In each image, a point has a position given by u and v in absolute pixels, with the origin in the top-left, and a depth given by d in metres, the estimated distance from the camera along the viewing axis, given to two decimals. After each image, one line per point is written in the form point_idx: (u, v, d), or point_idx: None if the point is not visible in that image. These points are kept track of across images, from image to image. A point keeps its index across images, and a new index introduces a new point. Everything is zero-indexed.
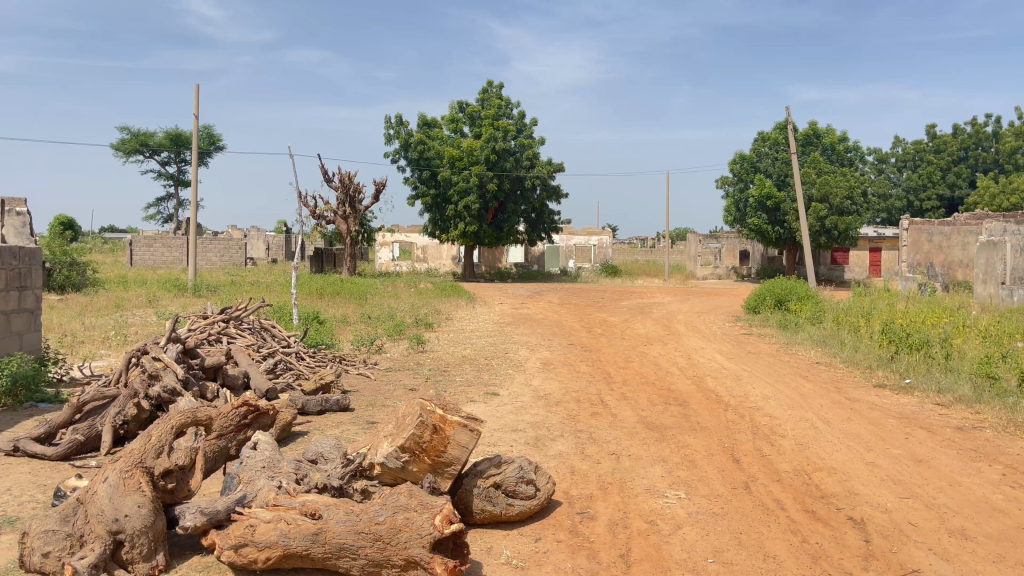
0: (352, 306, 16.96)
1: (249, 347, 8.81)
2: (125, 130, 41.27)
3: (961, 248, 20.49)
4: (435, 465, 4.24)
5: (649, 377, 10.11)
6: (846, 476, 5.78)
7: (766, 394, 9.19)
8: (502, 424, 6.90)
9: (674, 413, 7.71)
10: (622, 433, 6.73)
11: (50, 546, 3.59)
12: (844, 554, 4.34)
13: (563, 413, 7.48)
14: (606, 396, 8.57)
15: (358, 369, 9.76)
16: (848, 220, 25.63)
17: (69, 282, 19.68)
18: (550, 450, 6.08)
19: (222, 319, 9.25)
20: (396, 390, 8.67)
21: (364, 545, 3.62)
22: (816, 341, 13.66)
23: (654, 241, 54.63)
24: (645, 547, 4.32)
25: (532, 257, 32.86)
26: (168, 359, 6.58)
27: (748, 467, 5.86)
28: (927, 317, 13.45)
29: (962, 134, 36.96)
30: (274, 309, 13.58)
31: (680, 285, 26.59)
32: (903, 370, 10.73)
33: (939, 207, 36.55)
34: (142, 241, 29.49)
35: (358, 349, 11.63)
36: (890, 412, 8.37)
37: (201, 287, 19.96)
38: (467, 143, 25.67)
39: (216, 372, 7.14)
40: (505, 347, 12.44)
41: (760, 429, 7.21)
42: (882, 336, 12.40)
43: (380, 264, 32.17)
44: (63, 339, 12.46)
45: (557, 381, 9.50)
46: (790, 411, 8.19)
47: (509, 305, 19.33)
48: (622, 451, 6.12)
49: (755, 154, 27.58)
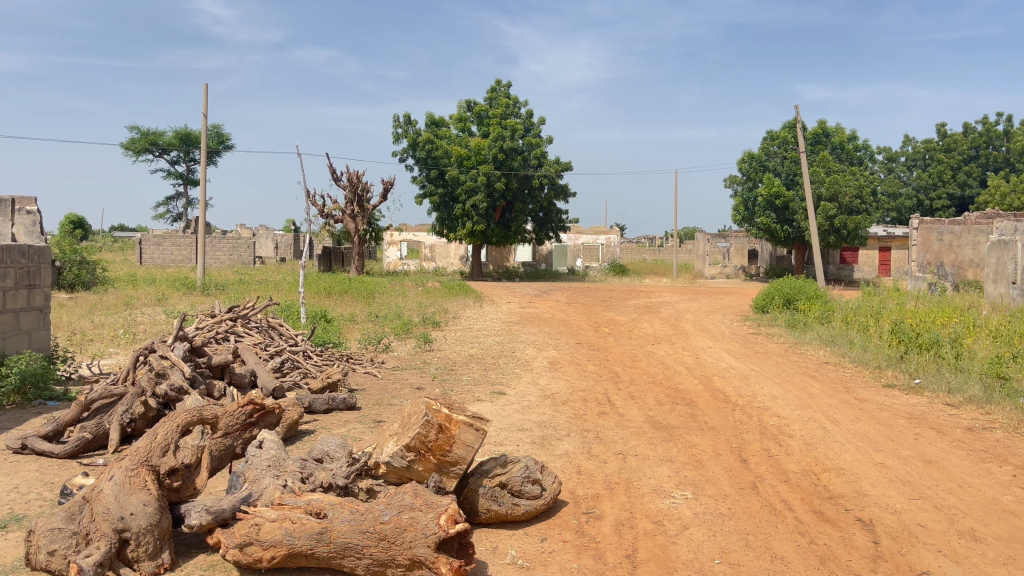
0: (359, 305, 16.95)
1: (256, 346, 8.81)
2: (135, 129, 41.43)
3: (972, 248, 20.35)
4: (440, 465, 4.20)
5: (655, 376, 10.08)
6: (854, 476, 5.74)
7: (773, 394, 9.13)
8: (509, 424, 6.89)
9: (680, 413, 7.68)
10: (628, 433, 6.70)
11: (55, 544, 3.62)
12: (852, 556, 4.30)
13: (570, 413, 7.45)
14: (613, 395, 8.54)
15: (365, 369, 9.76)
16: (857, 219, 25.52)
17: (79, 281, 19.78)
18: (556, 450, 6.06)
19: (230, 318, 9.27)
20: (402, 389, 8.66)
21: (369, 545, 3.60)
22: (825, 341, 13.58)
23: (662, 240, 54.46)
24: (652, 547, 4.30)
25: (540, 256, 32.85)
26: (175, 357, 6.57)
27: (755, 467, 5.83)
28: (937, 317, 13.38)
29: (972, 133, 36.76)
30: (282, 308, 13.59)
31: (688, 285, 26.47)
32: (913, 370, 10.66)
33: (949, 206, 36.32)
34: (151, 239, 29.61)
35: (365, 348, 11.63)
36: (900, 412, 8.32)
37: (209, 286, 20.01)
38: (476, 142, 25.80)
39: (223, 370, 7.14)
40: (512, 346, 12.41)
41: (768, 429, 7.17)
42: (892, 336, 12.31)
43: (388, 263, 32.20)
44: (72, 337, 12.53)
45: (564, 380, 9.48)
46: (798, 411, 8.15)
47: (516, 305, 19.28)
48: (628, 451, 6.10)
49: (764, 153, 27.58)
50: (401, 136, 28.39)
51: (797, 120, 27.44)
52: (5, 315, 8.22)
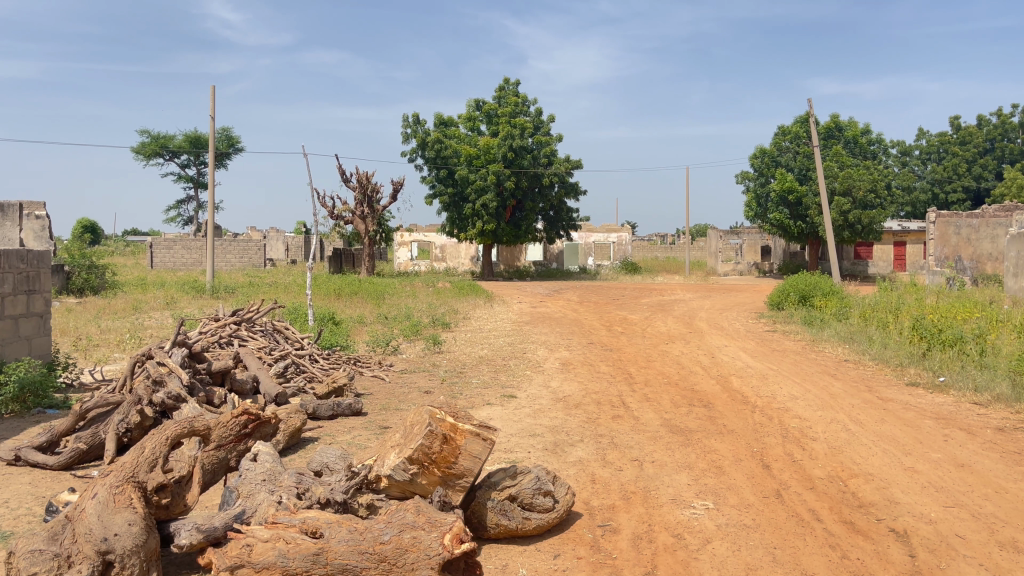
0: (368, 307, 16.78)
1: (260, 350, 8.62)
2: (145, 133, 41.61)
3: (990, 241, 20.02)
4: (446, 477, 3.92)
5: (670, 377, 9.78)
6: (884, 482, 5.42)
7: (793, 394, 8.82)
8: (519, 429, 6.62)
9: (698, 416, 7.40)
10: (644, 437, 6.44)
11: (36, 566, 3.38)
12: (888, 572, 4.01)
13: (582, 417, 7.20)
14: (627, 398, 8.26)
15: (372, 372, 9.54)
16: (872, 214, 25.08)
17: (88, 285, 19.69)
18: (569, 457, 5.80)
19: (234, 322, 9.07)
20: (410, 393, 8.43)
21: (368, 567, 3.37)
22: (843, 338, 13.23)
23: (672, 238, 53.90)
24: (672, 564, 4.02)
25: (551, 255, 32.60)
26: (173, 363, 6.36)
27: (778, 474, 5.54)
28: (959, 313, 12.97)
29: (987, 125, 36.14)
30: (289, 310, 13.42)
31: (703, 283, 26.03)
32: (937, 368, 10.31)
33: (965, 199, 35.65)
34: (163, 243, 29.56)
35: (373, 350, 11.42)
36: (926, 412, 8.00)
37: (219, 289, 19.93)
38: (484, 141, 25.55)
39: (224, 376, 6.90)
40: (523, 347, 12.13)
41: (790, 432, 6.87)
42: (913, 333, 11.97)
43: (399, 264, 32.04)
44: (77, 344, 12.39)
45: (577, 382, 9.19)
46: (820, 412, 7.86)
47: (527, 305, 18.98)
48: (644, 457, 5.81)
49: (776, 149, 27.18)
50: (410, 136, 28.24)
51: (809, 115, 26.97)
52: (3, 322, 8.06)
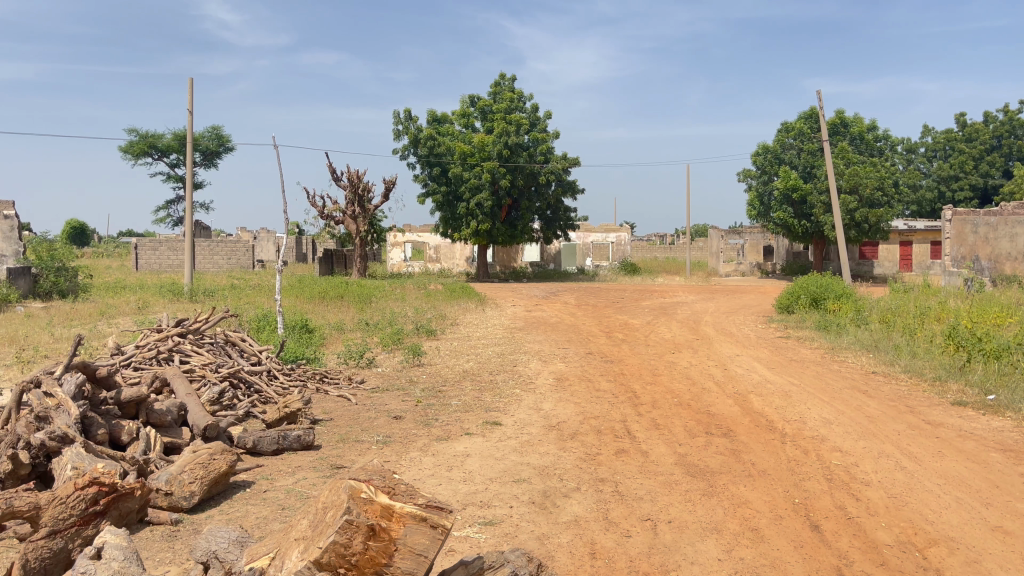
0: (350, 312, 15.55)
1: (205, 367, 7.32)
2: (134, 132, 40.22)
3: (1009, 240, 18.42)
4: None
5: (681, 397, 8.45)
6: (974, 552, 4.15)
7: (826, 419, 7.51)
8: (500, 472, 5.33)
9: (719, 449, 6.13)
10: (655, 482, 5.18)
11: None
12: None
13: (579, 452, 5.92)
14: (632, 425, 6.95)
15: (338, 392, 8.20)
16: (879, 212, 23.84)
17: (57, 288, 18.43)
18: (562, 516, 4.51)
19: (179, 333, 7.80)
20: (377, 419, 7.14)
21: None
22: (865, 346, 11.95)
23: (671, 238, 52.50)
24: None
25: (547, 256, 31.27)
26: (61, 395, 5.00)
27: (835, 540, 4.25)
28: (993, 318, 11.69)
29: (994, 122, 34.88)
30: (257, 317, 12.11)
31: (704, 284, 24.66)
32: (983, 384, 9.03)
33: (972, 197, 34.43)
34: (147, 244, 28.26)
35: (346, 363, 10.16)
36: (987, 442, 6.70)
37: (198, 292, 18.64)
38: (478, 138, 24.21)
39: (139, 407, 5.61)
40: (514, 358, 10.86)
41: (835, 473, 5.57)
42: (949, 342, 10.68)
43: (392, 266, 30.51)
44: (21, 355, 11.09)
45: (572, 404, 7.88)
46: (862, 442, 6.59)
47: (522, 309, 17.72)
48: (657, 515, 4.54)
49: (780, 145, 25.89)
50: (402, 133, 26.97)
51: (814, 110, 25.78)
52: None
